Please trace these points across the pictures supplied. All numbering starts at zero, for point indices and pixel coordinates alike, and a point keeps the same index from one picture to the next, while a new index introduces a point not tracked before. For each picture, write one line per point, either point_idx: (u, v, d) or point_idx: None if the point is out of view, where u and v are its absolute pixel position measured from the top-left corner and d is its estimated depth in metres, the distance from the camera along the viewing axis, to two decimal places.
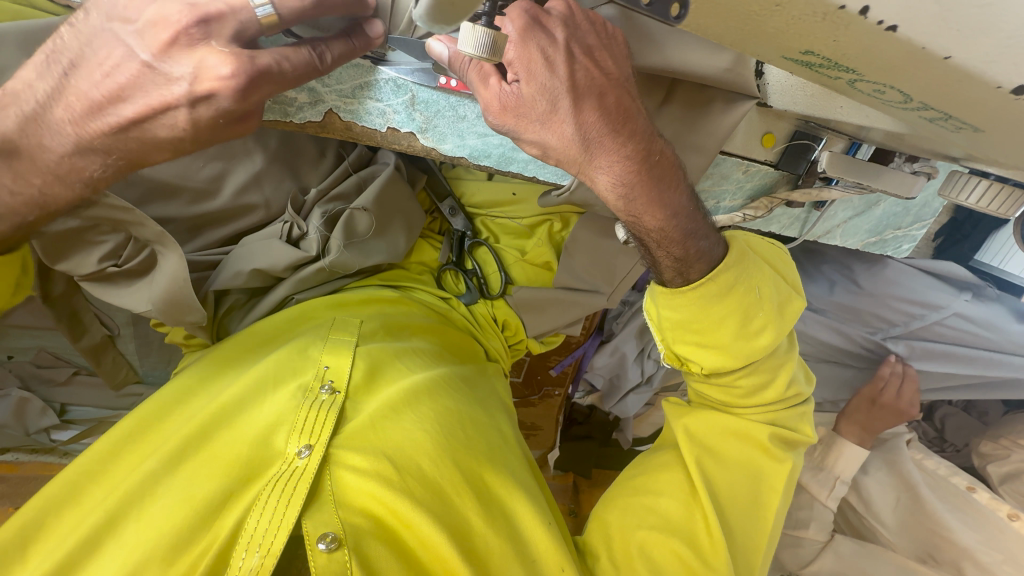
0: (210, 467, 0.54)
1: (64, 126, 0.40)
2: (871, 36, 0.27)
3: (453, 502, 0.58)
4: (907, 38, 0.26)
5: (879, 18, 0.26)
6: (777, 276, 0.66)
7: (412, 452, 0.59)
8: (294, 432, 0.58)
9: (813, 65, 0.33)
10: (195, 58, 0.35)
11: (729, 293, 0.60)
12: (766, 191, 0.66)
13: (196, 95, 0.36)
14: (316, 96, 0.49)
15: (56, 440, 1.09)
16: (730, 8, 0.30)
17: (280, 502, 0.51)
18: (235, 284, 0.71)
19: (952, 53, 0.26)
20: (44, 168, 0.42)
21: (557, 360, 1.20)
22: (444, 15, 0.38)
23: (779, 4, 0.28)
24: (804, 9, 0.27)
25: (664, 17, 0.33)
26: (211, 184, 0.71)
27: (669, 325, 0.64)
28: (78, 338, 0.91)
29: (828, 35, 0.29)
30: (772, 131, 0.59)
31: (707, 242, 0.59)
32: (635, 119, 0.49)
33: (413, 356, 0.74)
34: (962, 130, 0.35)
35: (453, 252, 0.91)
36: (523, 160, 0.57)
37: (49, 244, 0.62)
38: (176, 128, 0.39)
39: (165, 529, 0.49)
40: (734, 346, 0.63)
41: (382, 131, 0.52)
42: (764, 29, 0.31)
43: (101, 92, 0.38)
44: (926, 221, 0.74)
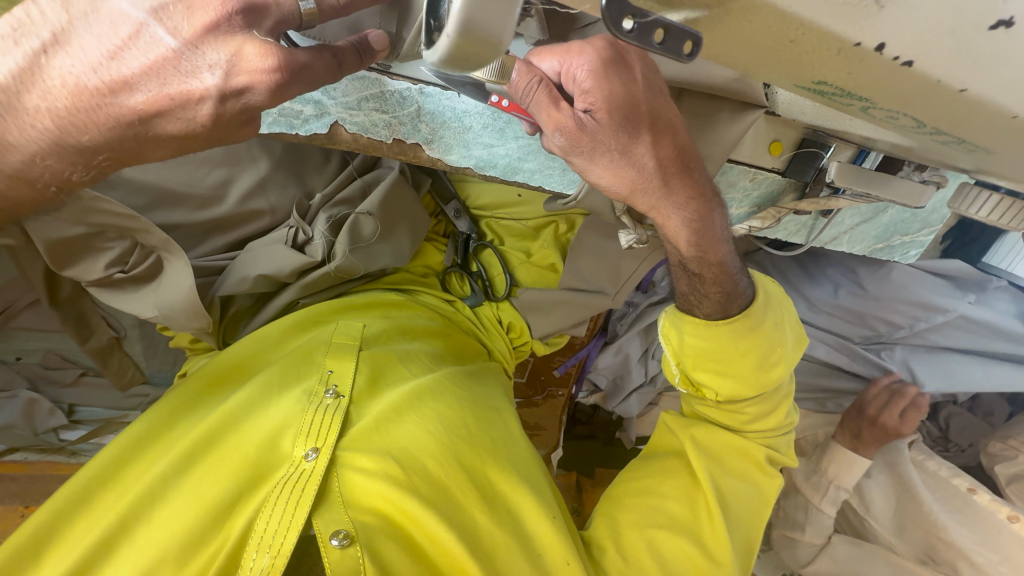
0: (218, 471, 0.54)
1: (38, 116, 0.37)
2: (886, 71, 0.27)
3: (459, 501, 0.58)
4: (922, 71, 0.26)
5: (894, 54, 0.26)
6: (791, 317, 0.68)
7: (418, 452, 0.59)
8: (300, 436, 0.58)
9: (824, 96, 0.33)
10: (232, 46, 0.34)
11: (755, 331, 0.63)
12: (773, 199, 0.66)
13: (230, 90, 0.35)
14: (321, 108, 0.49)
15: (65, 440, 1.08)
16: (747, 40, 0.29)
17: (289, 502, 0.52)
18: (241, 290, 0.71)
19: (967, 86, 0.27)
20: (12, 172, 0.39)
21: (560, 361, 1.21)
22: (452, 66, 0.29)
23: (794, 41, 0.27)
24: (816, 46, 0.27)
25: (676, 56, 0.28)
26: (217, 190, 0.71)
27: (691, 352, 0.66)
28: (86, 340, 0.91)
29: (841, 70, 0.29)
30: (780, 139, 0.59)
31: (740, 278, 0.62)
32: (699, 160, 0.52)
33: (417, 359, 0.74)
34: (973, 153, 0.35)
35: (458, 255, 0.91)
36: (529, 170, 0.57)
37: (54, 251, 0.62)
38: (192, 122, 0.37)
39: (176, 533, 0.50)
40: (756, 379, 0.64)
41: (387, 143, 0.52)
42: (778, 64, 0.30)
43: (100, 78, 0.35)
44: (936, 225, 0.72)
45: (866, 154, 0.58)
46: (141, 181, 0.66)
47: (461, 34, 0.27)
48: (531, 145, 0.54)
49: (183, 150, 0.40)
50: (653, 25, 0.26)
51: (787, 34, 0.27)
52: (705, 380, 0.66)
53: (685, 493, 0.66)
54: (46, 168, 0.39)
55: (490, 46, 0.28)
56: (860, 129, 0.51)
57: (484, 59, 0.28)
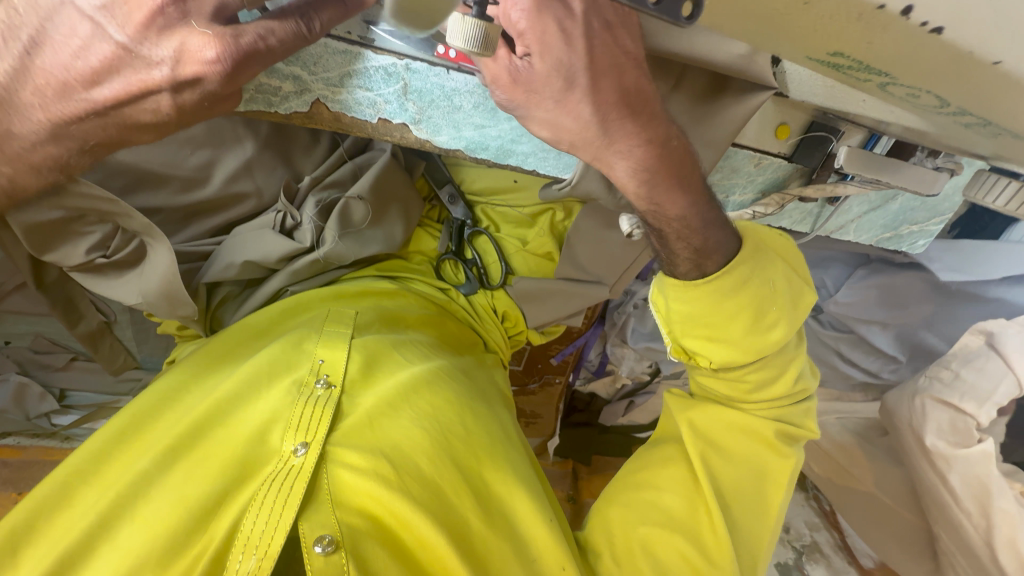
0: (204, 466, 0.53)
1: (32, 112, 0.37)
2: (911, 40, 0.25)
3: (451, 501, 0.57)
4: (953, 41, 0.24)
5: (924, 19, 0.23)
6: (789, 270, 0.63)
7: (410, 451, 0.58)
8: (290, 430, 0.56)
9: (840, 67, 0.30)
10: (176, 42, 0.33)
11: (743, 288, 0.58)
12: (779, 186, 0.63)
13: (181, 80, 0.35)
14: (302, 85, 0.46)
15: (57, 425, 1.09)
16: (750, 4, 0.27)
17: (277, 501, 0.50)
18: (227, 276, 0.70)
19: (1002, 57, 0.24)
20: (12, 160, 0.39)
21: (558, 349, 1.19)
22: (407, 21, 0.32)
23: (807, 3, 0.25)
24: (834, 11, 0.25)
25: (676, 18, 0.28)
26: (200, 172, 0.68)
27: (675, 318, 0.62)
28: (75, 325, 0.90)
29: (862, 37, 0.26)
30: (787, 121, 0.56)
31: (723, 233, 0.58)
32: (653, 103, 0.46)
33: (411, 347, 0.72)
34: (999, 136, 0.33)
35: (452, 241, 0.88)
36: (523, 153, 0.54)
37: (33, 234, 0.59)
38: (159, 111, 0.38)
39: (161, 529, 0.49)
40: (746, 340, 0.60)
41: (373, 122, 0.50)
42: (790, 28, 0.28)
43: (73, 76, 0.35)
44: (944, 215, 0.69)
45: (876, 139, 0.55)
46: (123, 163, 0.64)
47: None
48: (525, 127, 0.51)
49: (163, 134, 0.41)
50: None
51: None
52: (693, 344, 0.63)
53: (683, 479, 0.64)
54: (43, 155, 0.40)
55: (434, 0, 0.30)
56: (873, 112, 0.49)
57: (431, 15, 0.31)
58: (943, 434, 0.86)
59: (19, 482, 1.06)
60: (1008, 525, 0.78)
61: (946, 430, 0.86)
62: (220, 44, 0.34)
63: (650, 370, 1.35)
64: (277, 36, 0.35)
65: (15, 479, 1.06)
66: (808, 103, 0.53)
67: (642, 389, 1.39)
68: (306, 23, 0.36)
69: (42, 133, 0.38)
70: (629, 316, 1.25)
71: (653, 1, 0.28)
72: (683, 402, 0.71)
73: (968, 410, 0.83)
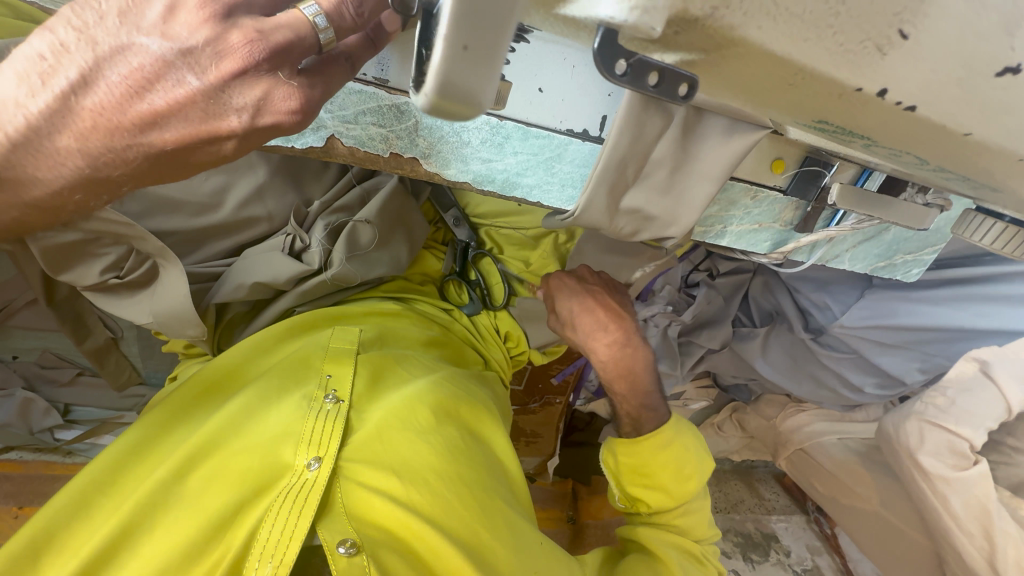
0: (220, 478, 0.54)
1: (68, 153, 0.38)
2: (887, 116, 0.27)
3: (461, 514, 0.58)
4: (926, 116, 0.27)
5: (898, 99, 0.26)
6: (699, 444, 0.81)
7: (419, 463, 0.59)
8: (302, 444, 0.57)
9: (824, 132, 0.32)
10: (262, 90, 0.36)
11: (667, 448, 0.76)
12: (775, 217, 0.64)
13: (257, 127, 0.38)
14: (318, 122, 0.48)
15: (60, 439, 1.10)
16: (747, 83, 0.28)
17: (293, 511, 0.51)
18: (236, 297, 0.71)
19: (973, 130, 0.27)
20: (35, 202, 0.41)
21: (558, 369, 1.23)
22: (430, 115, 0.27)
23: (793, 84, 0.27)
24: (820, 90, 0.26)
25: (671, 98, 0.28)
26: (214, 197, 0.71)
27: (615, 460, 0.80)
28: (83, 340, 0.91)
29: (843, 113, 0.28)
30: (782, 157, 0.58)
31: (656, 409, 0.80)
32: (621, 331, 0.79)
33: (415, 362, 0.74)
34: (979, 188, 0.35)
35: (456, 262, 0.91)
36: (528, 186, 0.55)
37: (51, 255, 0.60)
38: (218, 154, 0.40)
39: (179, 541, 0.50)
40: (679, 485, 0.76)
41: (385, 156, 0.52)
42: (775, 100, 0.29)
43: (130, 118, 0.37)
44: (937, 245, 0.71)
45: (867, 174, 0.57)
46: None
47: (439, 92, 0.25)
48: (530, 161, 0.53)
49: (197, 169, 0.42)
50: (645, 68, 0.27)
51: (788, 78, 0.26)
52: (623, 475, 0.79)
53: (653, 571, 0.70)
54: (73, 197, 0.41)
55: (467, 106, 0.26)
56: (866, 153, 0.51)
57: (461, 116, 0.27)
58: (941, 457, 0.91)
59: (22, 497, 1.07)
60: (1012, 546, 0.84)
61: (945, 453, 0.91)
62: (297, 94, 0.37)
63: None
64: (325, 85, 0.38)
65: (18, 493, 1.07)
66: (801, 140, 0.55)
67: None
68: (355, 70, 0.40)
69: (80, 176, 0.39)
70: None
71: (650, 82, 0.28)
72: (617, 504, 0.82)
73: (964, 434, 0.90)
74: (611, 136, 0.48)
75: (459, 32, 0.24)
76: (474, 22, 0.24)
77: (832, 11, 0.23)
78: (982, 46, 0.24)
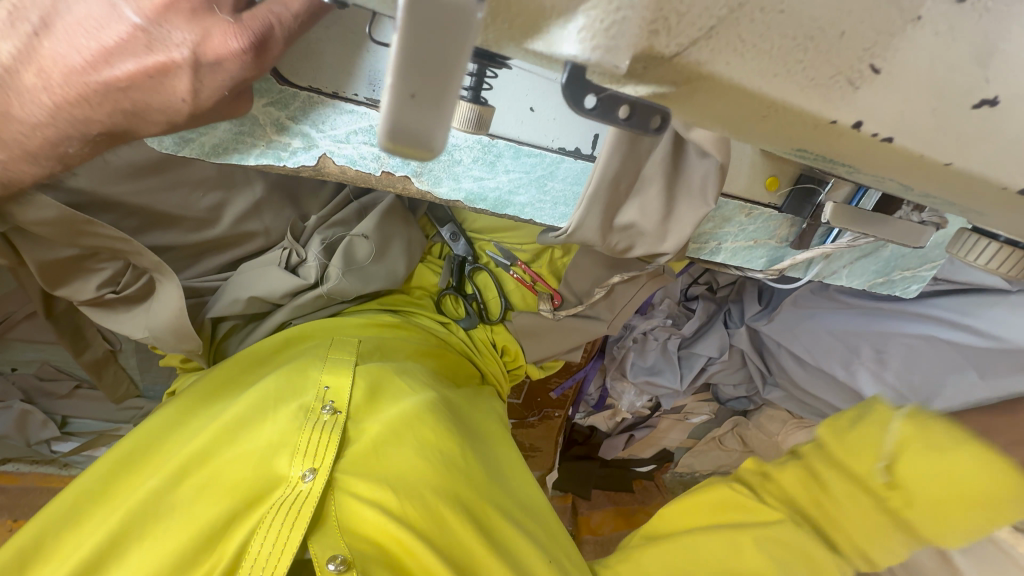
0: (213, 489, 0.54)
1: (37, 95, 0.39)
2: (866, 146, 0.26)
3: (455, 532, 0.57)
4: (905, 146, 0.26)
5: (874, 131, 0.25)
6: None
7: (414, 479, 0.58)
8: (297, 456, 0.57)
9: (806, 158, 0.32)
10: (201, 29, 0.35)
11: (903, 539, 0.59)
12: (770, 234, 0.64)
13: (200, 61, 0.36)
14: (310, 141, 0.48)
15: (56, 451, 1.11)
16: (718, 114, 0.26)
17: (284, 525, 0.50)
18: (233, 310, 0.72)
19: (954, 159, 0.26)
20: (13, 141, 0.41)
21: (557, 383, 1.21)
22: (393, 146, 0.23)
23: (767, 114, 0.26)
24: (794, 121, 0.26)
25: (643, 129, 0.29)
26: (211, 213, 0.70)
27: (913, 447, 0.49)
28: (81, 353, 0.92)
29: (821, 142, 0.27)
30: (777, 174, 0.58)
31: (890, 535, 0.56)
32: None
33: (413, 375, 0.74)
34: (961, 212, 0.35)
35: (453, 277, 0.90)
36: (520, 204, 0.55)
37: (48, 270, 0.61)
38: (173, 97, 0.38)
39: (169, 552, 0.49)
40: (952, 535, 0.48)
41: (376, 175, 0.52)
42: (753, 130, 0.28)
43: (84, 58, 0.37)
44: (938, 262, 0.70)
45: (862, 192, 0.57)
46: (135, 206, 0.64)
47: (390, 136, 0.22)
48: (522, 178, 0.53)
49: (170, 125, 0.42)
50: (616, 103, 0.27)
51: (759, 110, 0.25)
52: (902, 461, 0.50)
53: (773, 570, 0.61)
54: (43, 138, 0.41)
55: (420, 151, 0.23)
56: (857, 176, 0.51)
57: (421, 158, 0.24)
58: None
59: (16, 511, 1.07)
60: None
61: None
62: (242, 33, 0.35)
63: (650, 405, 1.34)
64: (291, 12, 0.36)
65: (11, 508, 1.06)
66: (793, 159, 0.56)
67: (643, 423, 1.41)
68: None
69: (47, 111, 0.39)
70: (628, 350, 1.22)
71: (623, 116, 0.28)
72: (837, 462, 0.57)
73: None
74: (603, 155, 0.48)
75: (405, 80, 0.21)
76: (420, 71, 0.21)
77: (801, 46, 0.23)
78: (957, 77, 0.24)
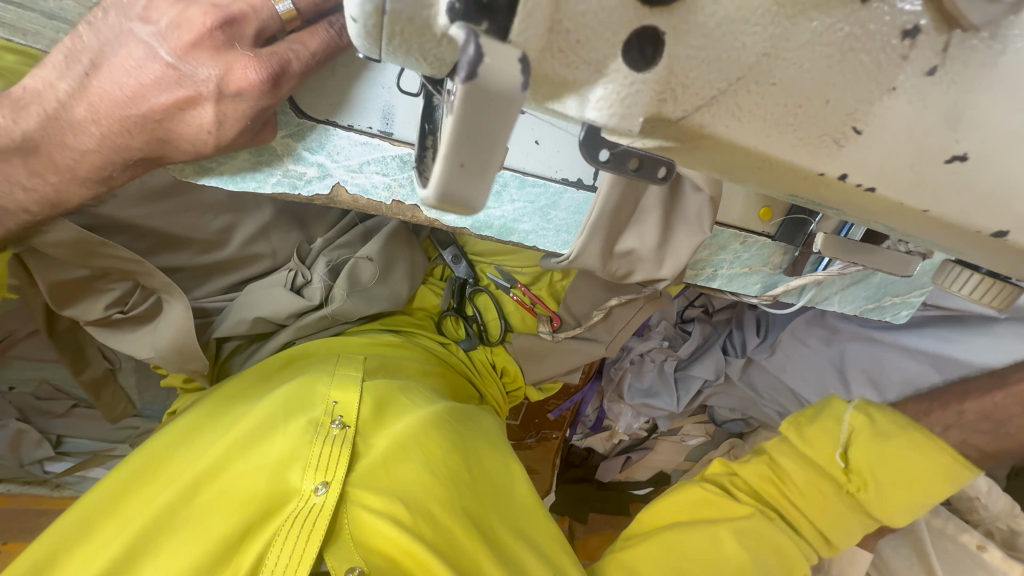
0: (226, 502, 0.55)
1: (83, 129, 0.42)
2: (850, 194, 0.29)
3: (463, 547, 0.57)
4: (886, 195, 0.28)
5: (858, 181, 0.27)
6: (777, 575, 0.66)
7: (424, 493, 0.59)
8: (309, 469, 0.57)
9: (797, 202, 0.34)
10: (224, 63, 0.38)
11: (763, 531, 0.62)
12: (765, 261, 0.66)
13: (225, 94, 0.39)
14: (324, 171, 0.50)
15: (50, 472, 1.07)
16: (718, 165, 0.29)
17: (300, 538, 0.52)
18: (238, 331, 0.73)
19: (931, 207, 0.29)
20: (64, 170, 0.45)
21: (555, 405, 1.21)
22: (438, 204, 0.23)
23: (762, 166, 0.28)
24: (788, 174, 0.28)
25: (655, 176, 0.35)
26: (220, 235, 0.71)
27: (862, 436, 0.59)
28: (80, 371, 0.92)
29: (812, 191, 0.30)
30: (770, 205, 0.61)
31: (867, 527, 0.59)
32: None
33: (418, 390, 0.75)
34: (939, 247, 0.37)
35: (454, 298, 0.92)
36: (525, 232, 0.57)
37: (57, 291, 0.62)
38: (200, 128, 0.41)
39: (185, 564, 0.50)
40: (903, 513, 0.57)
41: (387, 203, 0.53)
42: (748, 178, 0.30)
43: (123, 93, 0.40)
44: (927, 288, 0.72)
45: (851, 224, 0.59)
46: (148, 227, 0.65)
47: (439, 198, 0.23)
48: (527, 208, 0.55)
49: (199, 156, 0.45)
50: (627, 159, 0.33)
51: (756, 162, 0.27)
52: (857, 447, 0.59)
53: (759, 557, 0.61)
54: (89, 165, 0.45)
55: (462, 210, 0.23)
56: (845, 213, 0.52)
57: (465, 212, 0.24)
58: None
59: None
60: None
61: None
62: (261, 68, 0.39)
63: (648, 427, 1.36)
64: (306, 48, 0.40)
65: None
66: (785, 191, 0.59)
67: (640, 445, 1.42)
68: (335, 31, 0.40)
69: (97, 145, 0.43)
70: (626, 372, 1.25)
71: (636, 166, 0.34)
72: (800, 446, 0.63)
73: None
74: (604, 187, 0.51)
75: (455, 151, 0.22)
76: (470, 142, 0.21)
77: (791, 112, 0.25)
78: (931, 138, 0.26)
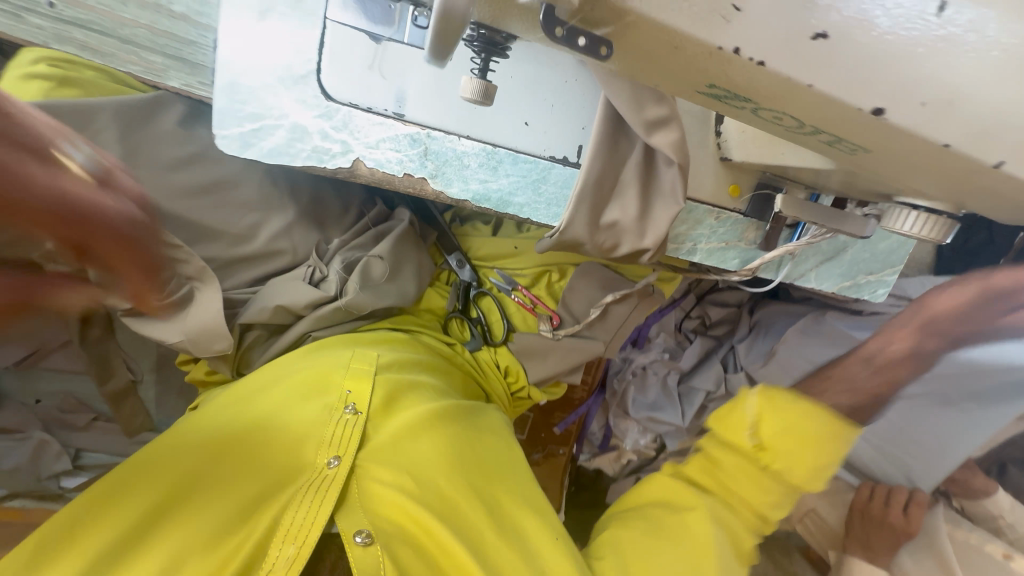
0: (249, 469, 0.60)
1: None
2: (749, 70, 0.34)
3: (467, 520, 0.62)
4: (776, 69, 0.33)
5: (750, 54, 0.33)
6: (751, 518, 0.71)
7: (430, 471, 0.64)
8: (323, 446, 0.64)
9: (720, 97, 0.40)
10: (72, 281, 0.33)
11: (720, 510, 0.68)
12: (739, 236, 0.73)
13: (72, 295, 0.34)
14: (347, 146, 0.58)
15: (64, 487, 1.11)
16: (640, 48, 0.36)
17: (313, 502, 0.58)
18: (260, 318, 0.78)
19: (813, 81, 0.33)
20: None
21: (560, 418, 1.29)
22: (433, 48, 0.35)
23: (676, 45, 0.34)
24: (695, 50, 0.34)
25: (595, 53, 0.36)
26: (249, 231, 0.79)
27: (767, 410, 0.60)
28: (104, 381, 0.98)
29: (718, 71, 0.36)
30: (738, 182, 0.69)
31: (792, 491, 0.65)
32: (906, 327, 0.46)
33: (427, 385, 0.78)
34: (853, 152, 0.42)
35: (459, 301, 0.99)
36: (519, 204, 0.64)
37: None
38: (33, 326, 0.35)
39: (212, 520, 0.55)
40: (810, 477, 0.60)
41: (399, 177, 0.61)
42: (666, 63, 0.37)
43: None
44: (897, 264, 0.79)
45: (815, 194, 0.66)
46: (184, 218, 0.73)
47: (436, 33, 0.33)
48: (519, 181, 0.63)
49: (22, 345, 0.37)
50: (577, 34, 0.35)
51: (671, 41, 0.34)
52: (763, 418, 0.60)
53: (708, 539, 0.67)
54: None
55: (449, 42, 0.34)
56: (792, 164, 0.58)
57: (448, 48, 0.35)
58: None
59: None
60: None
61: None
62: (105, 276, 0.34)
63: (656, 446, 1.30)
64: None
65: None
66: (750, 167, 0.67)
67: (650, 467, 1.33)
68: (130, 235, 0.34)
69: None
70: (629, 385, 1.26)
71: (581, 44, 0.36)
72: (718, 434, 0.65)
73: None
74: (587, 160, 0.60)
75: None
76: None
77: None
78: (804, 17, 0.32)
